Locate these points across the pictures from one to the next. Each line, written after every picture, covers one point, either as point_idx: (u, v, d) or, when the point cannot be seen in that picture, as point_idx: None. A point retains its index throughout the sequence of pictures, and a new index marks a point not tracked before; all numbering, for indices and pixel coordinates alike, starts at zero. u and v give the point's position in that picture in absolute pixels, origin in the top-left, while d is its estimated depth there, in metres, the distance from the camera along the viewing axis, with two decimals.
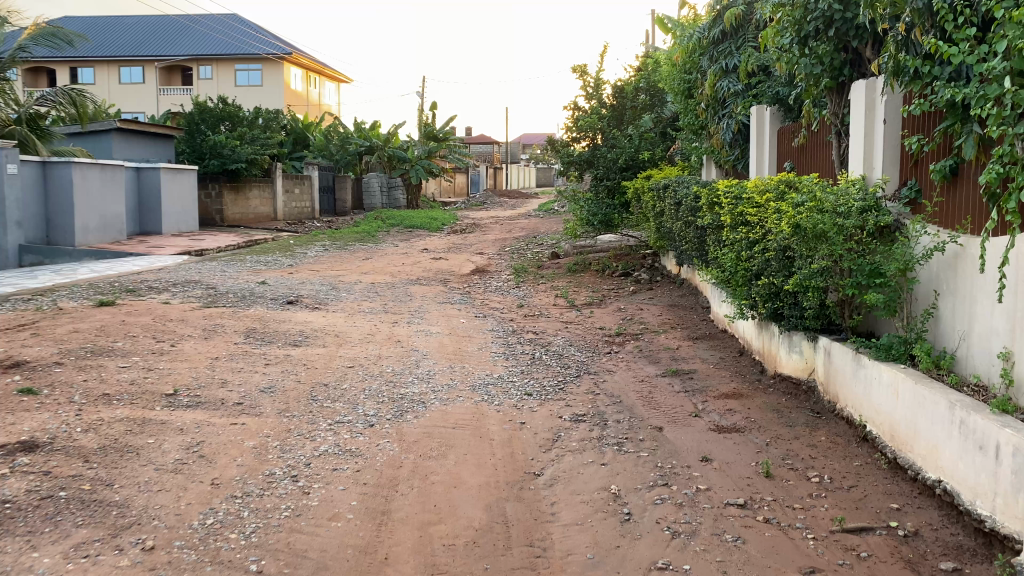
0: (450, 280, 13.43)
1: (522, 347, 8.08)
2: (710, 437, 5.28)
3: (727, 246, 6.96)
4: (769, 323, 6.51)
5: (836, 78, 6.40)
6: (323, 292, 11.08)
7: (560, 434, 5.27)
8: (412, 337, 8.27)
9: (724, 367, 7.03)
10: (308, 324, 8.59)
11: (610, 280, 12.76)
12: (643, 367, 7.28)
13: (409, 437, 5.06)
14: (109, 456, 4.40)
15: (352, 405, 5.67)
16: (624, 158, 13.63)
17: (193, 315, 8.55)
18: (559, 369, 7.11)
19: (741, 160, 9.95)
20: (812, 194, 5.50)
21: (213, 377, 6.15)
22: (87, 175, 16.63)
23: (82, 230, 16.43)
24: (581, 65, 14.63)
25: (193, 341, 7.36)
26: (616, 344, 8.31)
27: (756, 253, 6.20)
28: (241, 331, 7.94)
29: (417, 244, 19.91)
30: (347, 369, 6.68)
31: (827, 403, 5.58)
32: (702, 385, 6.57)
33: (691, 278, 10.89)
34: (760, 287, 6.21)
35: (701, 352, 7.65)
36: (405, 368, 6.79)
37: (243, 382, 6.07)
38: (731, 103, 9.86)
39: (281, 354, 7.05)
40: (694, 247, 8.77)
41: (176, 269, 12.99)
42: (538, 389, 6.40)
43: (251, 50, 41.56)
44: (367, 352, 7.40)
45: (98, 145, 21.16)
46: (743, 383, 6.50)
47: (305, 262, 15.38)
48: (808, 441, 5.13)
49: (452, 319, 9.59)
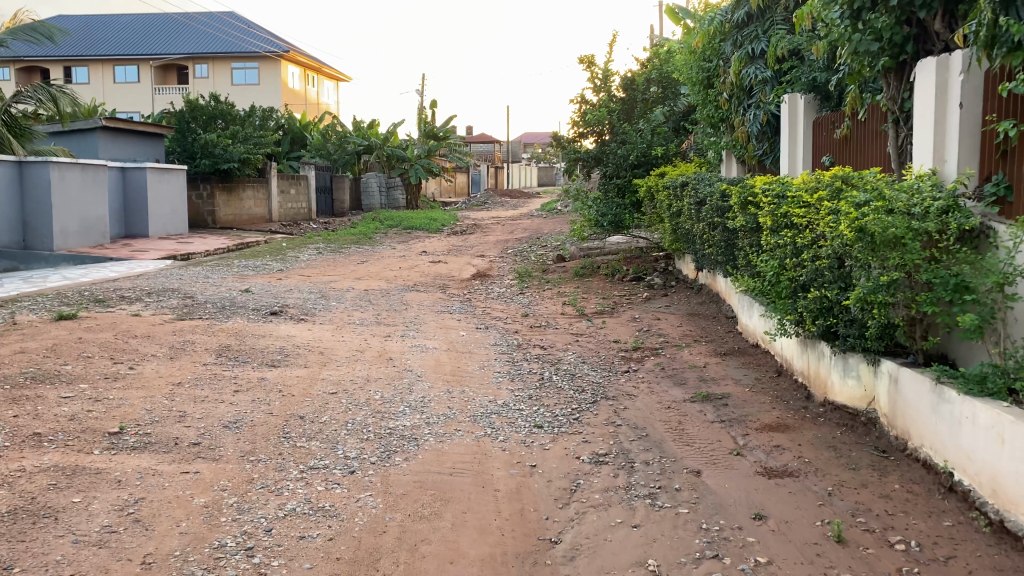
0: (450, 287, 12.53)
1: (529, 365, 7.18)
2: (760, 486, 4.39)
3: (765, 252, 6.06)
4: (816, 341, 5.63)
5: (897, 57, 5.47)
6: (311, 300, 10.20)
7: (578, 482, 4.38)
8: (406, 354, 7.38)
9: (762, 392, 6.13)
10: (290, 339, 7.69)
11: (621, 285, 11.92)
12: (668, 391, 6.39)
13: (396, 489, 4.17)
14: (17, 525, 3.51)
15: (331, 444, 4.77)
16: (635, 155, 12.73)
17: (161, 331, 7.65)
18: (573, 394, 6.19)
19: (769, 155, 8.96)
20: (878, 192, 4.62)
21: (172, 409, 5.25)
22: (67, 175, 15.74)
23: (62, 234, 15.56)
24: (588, 55, 13.74)
25: (157, 363, 6.45)
26: (634, 361, 7.40)
27: (805, 261, 5.31)
28: (213, 349, 7.04)
29: (416, 246, 18.98)
30: (329, 396, 5.77)
31: (895, 440, 4.69)
32: (740, 414, 5.68)
33: (712, 284, 10.02)
34: (810, 300, 5.33)
35: (732, 373, 6.76)
36: (397, 394, 5.90)
37: (205, 415, 5.17)
38: (758, 92, 8.89)
39: (255, 377, 6.17)
40: (721, 251, 7.87)
41: (156, 277, 12.11)
42: (551, 419, 5.50)
43: (248, 48, 40.69)
44: (354, 373, 6.50)
45: (83, 144, 20.25)
46: (787, 412, 5.62)
47: (296, 267, 14.50)
48: (879, 490, 4.24)
49: (451, 331, 8.69)
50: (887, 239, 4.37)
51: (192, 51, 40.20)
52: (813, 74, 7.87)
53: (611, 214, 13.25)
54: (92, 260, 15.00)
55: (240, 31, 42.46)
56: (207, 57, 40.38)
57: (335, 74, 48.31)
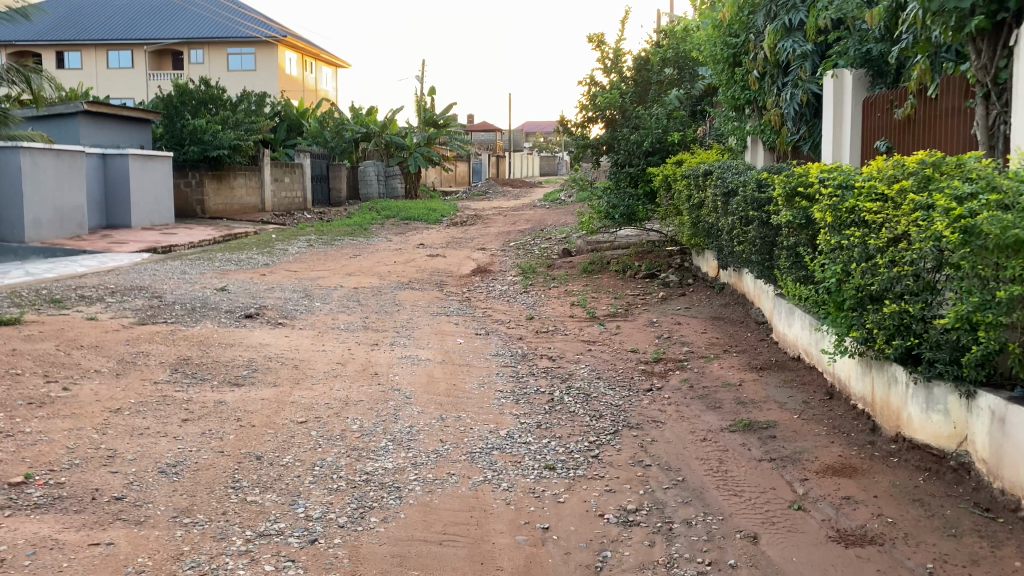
0: (447, 284, 11.56)
1: (537, 382, 6.19)
2: (837, 562, 3.41)
3: (822, 252, 5.05)
4: (885, 363, 4.64)
5: (994, 16, 4.54)
6: (292, 301, 9.19)
7: (604, 555, 3.41)
8: (394, 368, 6.37)
9: (815, 422, 5.14)
10: (262, 349, 6.71)
11: (632, 283, 10.88)
12: (701, 417, 5.41)
13: (367, 571, 3.18)
14: None
15: (291, 500, 3.79)
16: (650, 141, 11.63)
17: (113, 339, 6.66)
18: (589, 421, 5.21)
19: (808, 140, 7.93)
20: (989, 181, 3.59)
21: (99, 447, 4.26)
22: (40, 161, 14.73)
23: (34, 224, 14.55)
24: (598, 34, 12.70)
25: (98, 382, 5.47)
26: (658, 377, 6.41)
27: (880, 267, 4.30)
28: (169, 364, 6.06)
29: (413, 238, 17.92)
30: (297, 427, 4.77)
31: (1001, 496, 3.69)
32: (793, 451, 4.71)
33: (737, 284, 9.01)
34: (884, 315, 4.33)
35: (774, 395, 5.76)
36: (379, 424, 4.90)
37: (139, 456, 4.19)
38: (796, 68, 7.82)
39: (211, 401, 5.18)
40: (756, 250, 6.87)
41: (128, 272, 11.15)
42: (565, 457, 4.51)
43: (244, 33, 39.53)
44: (331, 395, 5.49)
45: (63, 129, 19.20)
46: (850, 449, 4.66)
47: (283, 261, 13.51)
48: (995, 571, 3.26)
49: (447, 338, 7.69)
50: (1005, 243, 3.35)
51: (187, 36, 39.08)
52: (865, 45, 6.65)
53: (623, 206, 12.16)
54: (65, 253, 13.99)
55: (235, 15, 41.31)
56: (202, 42, 39.27)
57: (333, 59, 47.11)
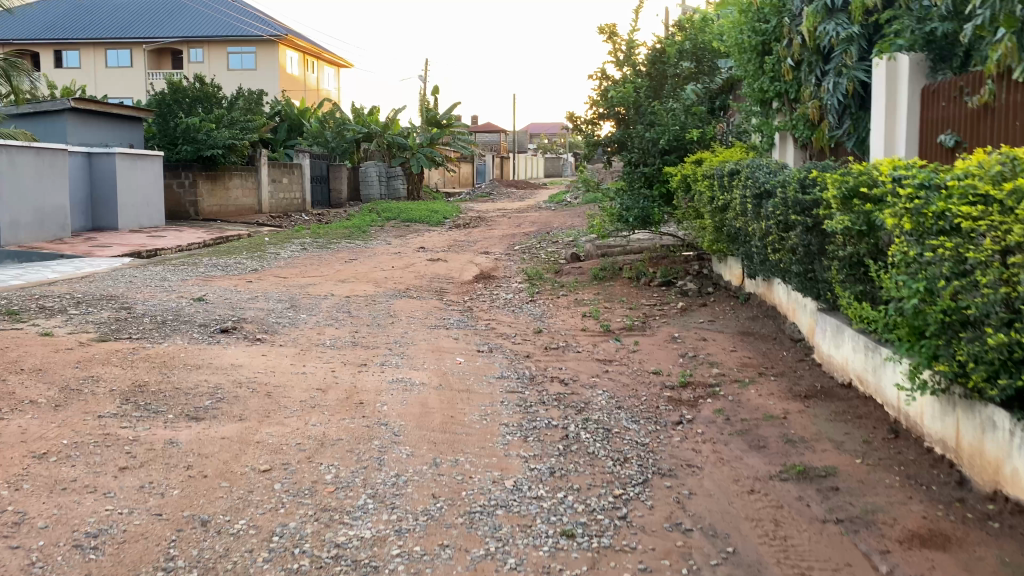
0: (447, 291, 10.70)
1: (548, 412, 5.33)
2: None
3: (897, 266, 4.17)
4: (979, 403, 3.75)
5: None
6: (275, 313, 8.33)
7: None
8: (383, 397, 5.49)
9: (884, 470, 4.26)
10: (232, 372, 5.85)
11: (648, 292, 10.02)
12: (744, 460, 4.55)
13: None
14: None
15: None
16: (666, 138, 10.68)
17: (61, 361, 5.80)
18: (612, 467, 4.35)
19: (853, 136, 7.09)
20: None
21: (4, 510, 3.41)
22: (18, 160, 13.91)
23: (11, 226, 13.73)
24: (610, 24, 11.85)
25: (30, 417, 4.61)
26: (687, 407, 5.54)
27: (982, 287, 3.41)
28: (120, 392, 5.20)
29: (413, 242, 17.06)
30: (258, 479, 3.91)
31: None
32: (865, 510, 3.84)
33: (766, 294, 8.14)
34: (984, 346, 3.45)
35: (827, 432, 4.89)
36: (359, 474, 4.04)
37: (54, 522, 3.34)
38: (840, 54, 6.97)
39: (160, 442, 4.33)
40: (800, 258, 6.02)
41: (104, 279, 10.31)
42: (586, 520, 3.65)
43: (245, 32, 38.71)
44: (305, 433, 4.63)
45: (48, 127, 18.39)
46: (935, 509, 3.79)
47: (274, 267, 12.63)
48: None
49: (446, 357, 6.82)
50: None
51: (187, 34, 38.27)
52: (926, 25, 5.68)
53: (638, 208, 11.22)
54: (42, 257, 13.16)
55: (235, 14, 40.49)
56: (202, 41, 38.46)
57: (336, 58, 46.26)
